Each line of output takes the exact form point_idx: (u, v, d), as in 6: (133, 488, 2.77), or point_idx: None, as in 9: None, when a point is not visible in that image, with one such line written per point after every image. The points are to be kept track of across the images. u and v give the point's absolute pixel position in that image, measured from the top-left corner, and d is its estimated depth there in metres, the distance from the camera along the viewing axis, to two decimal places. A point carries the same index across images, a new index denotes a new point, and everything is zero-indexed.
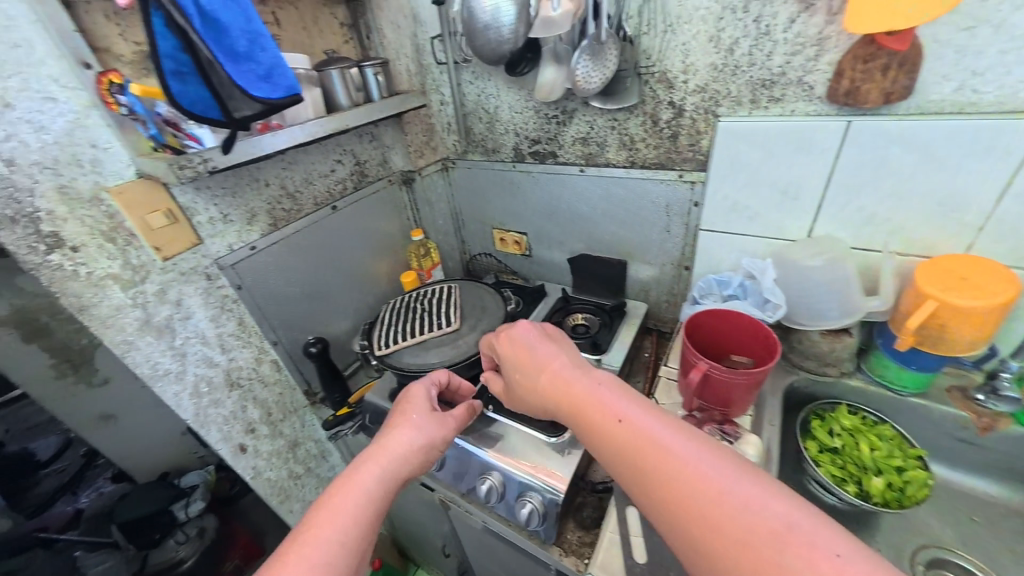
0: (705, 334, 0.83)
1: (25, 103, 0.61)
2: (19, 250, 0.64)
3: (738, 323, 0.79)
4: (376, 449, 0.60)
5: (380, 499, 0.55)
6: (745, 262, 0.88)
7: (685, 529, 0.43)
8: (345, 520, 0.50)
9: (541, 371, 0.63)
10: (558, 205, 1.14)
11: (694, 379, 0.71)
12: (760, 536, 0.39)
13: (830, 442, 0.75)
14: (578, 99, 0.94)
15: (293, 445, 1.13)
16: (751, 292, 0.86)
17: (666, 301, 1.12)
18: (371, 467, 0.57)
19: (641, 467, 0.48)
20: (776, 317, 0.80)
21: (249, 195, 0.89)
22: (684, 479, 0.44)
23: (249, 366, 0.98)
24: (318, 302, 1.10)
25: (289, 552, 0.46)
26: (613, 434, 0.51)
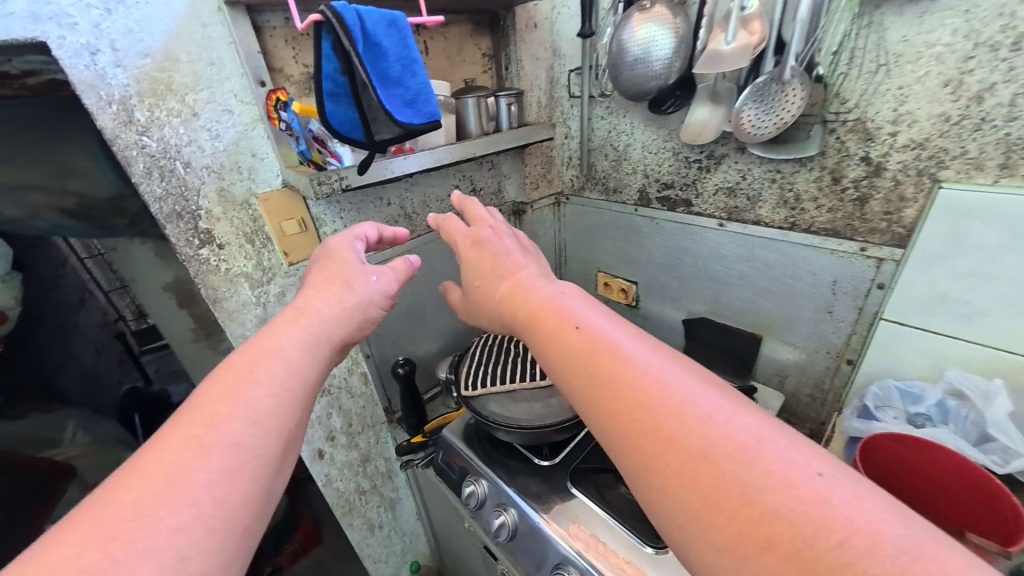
0: (879, 462, 0.63)
1: (208, 114, 0.67)
2: (180, 242, 0.70)
3: (937, 462, 0.59)
4: (294, 313, 0.52)
5: (303, 363, 0.47)
6: (949, 374, 0.66)
7: (635, 440, 0.37)
8: (256, 390, 0.42)
9: (502, 272, 0.61)
10: (683, 259, 1.00)
11: None
12: (720, 450, 0.33)
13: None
14: (732, 143, 0.81)
15: (365, 459, 1.12)
16: (955, 418, 0.65)
17: (808, 394, 0.90)
18: (286, 335, 0.48)
19: (591, 374, 0.42)
20: (1012, 468, 0.58)
21: (371, 212, 0.92)
22: (639, 385, 0.39)
23: (341, 375, 0.99)
24: (413, 322, 1.09)
25: (177, 437, 0.37)
26: (567, 340, 0.46)
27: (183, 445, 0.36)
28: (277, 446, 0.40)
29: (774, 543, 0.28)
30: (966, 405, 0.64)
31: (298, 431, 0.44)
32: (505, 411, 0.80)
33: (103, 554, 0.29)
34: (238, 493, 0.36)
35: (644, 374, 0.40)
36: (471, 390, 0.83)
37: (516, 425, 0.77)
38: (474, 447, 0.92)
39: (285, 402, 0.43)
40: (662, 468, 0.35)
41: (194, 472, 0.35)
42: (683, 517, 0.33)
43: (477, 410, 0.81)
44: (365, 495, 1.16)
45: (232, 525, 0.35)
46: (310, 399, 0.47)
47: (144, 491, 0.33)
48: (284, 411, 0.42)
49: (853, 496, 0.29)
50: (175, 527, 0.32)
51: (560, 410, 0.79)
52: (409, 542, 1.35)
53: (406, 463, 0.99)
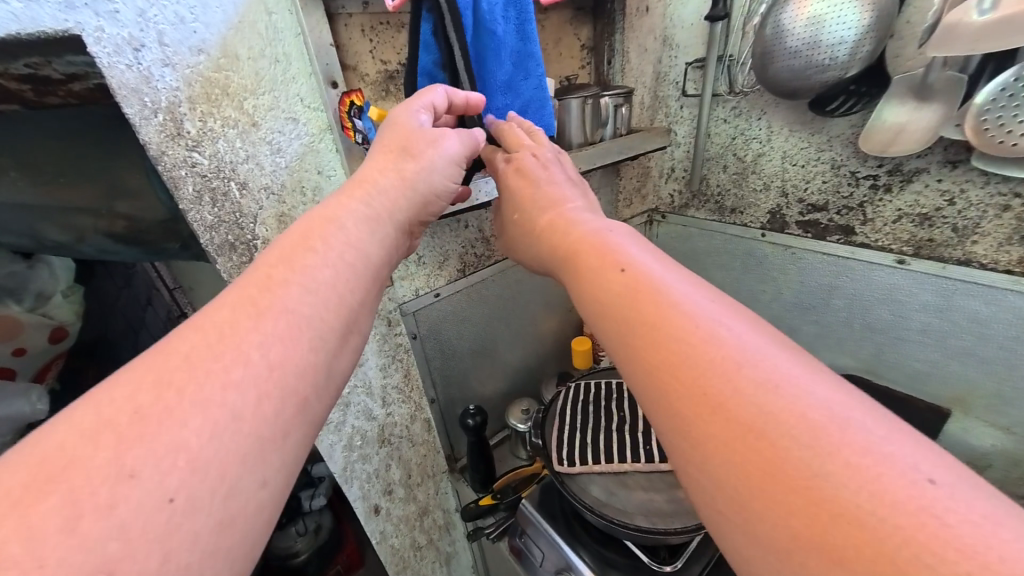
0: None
1: (270, 123, 0.54)
2: (232, 277, 0.59)
3: None
4: (370, 179, 0.44)
5: (367, 237, 0.40)
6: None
7: (683, 398, 0.27)
8: (309, 261, 0.35)
9: (537, 210, 0.49)
10: (830, 300, 0.78)
11: None
12: (787, 424, 0.23)
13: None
14: (937, 155, 0.59)
15: (423, 513, 0.97)
16: None
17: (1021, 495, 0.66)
18: (351, 204, 0.41)
19: (633, 314, 0.32)
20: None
21: (446, 237, 0.77)
22: (692, 338, 0.29)
23: (404, 422, 0.84)
24: (482, 359, 0.94)
25: (231, 299, 0.31)
26: (598, 275, 0.37)
27: (233, 305, 0.31)
28: (337, 323, 0.34)
29: (849, 557, 0.19)
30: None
31: (361, 314, 0.37)
32: (612, 499, 0.63)
33: (155, 400, 0.25)
34: (294, 361, 0.30)
35: (702, 323, 0.29)
36: (568, 466, 0.66)
37: (634, 527, 0.59)
38: (563, 530, 0.75)
39: (345, 276, 0.36)
40: (711, 437, 0.25)
41: (230, 337, 0.29)
42: (718, 497, 0.24)
43: (578, 496, 0.63)
44: (420, 551, 1.00)
45: (286, 394, 0.29)
46: (374, 280, 0.40)
47: (200, 344, 0.28)
48: (336, 290, 0.35)
49: (982, 517, 0.19)
50: (230, 383, 0.27)
51: (690, 508, 0.60)
52: None
53: (474, 532, 0.84)
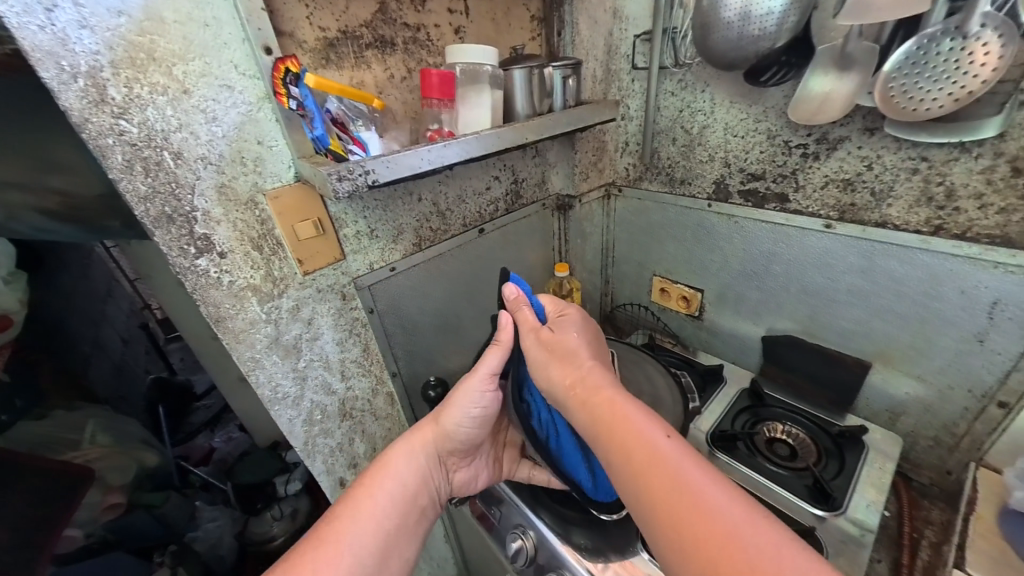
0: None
1: (202, 91, 0.53)
2: (171, 251, 0.57)
3: None
4: (418, 437, 0.64)
5: (402, 481, 0.60)
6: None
7: (653, 505, 0.39)
8: (367, 502, 0.57)
9: (555, 341, 0.56)
10: (771, 266, 0.82)
11: None
12: (726, 551, 0.34)
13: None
14: (858, 123, 0.63)
15: None
16: None
17: (929, 438, 0.71)
18: (398, 452, 0.63)
19: (615, 440, 0.44)
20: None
21: (400, 210, 0.77)
22: (646, 450, 0.42)
23: (366, 396, 0.85)
24: (444, 333, 0.95)
25: (319, 535, 0.52)
26: (594, 400, 0.48)
27: (318, 540, 0.51)
28: (371, 557, 0.53)
29: None
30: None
31: (397, 541, 0.56)
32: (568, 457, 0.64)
33: None
34: None
35: (654, 439, 0.43)
36: None
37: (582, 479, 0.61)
38: (521, 491, 0.78)
39: (390, 512, 0.57)
40: (668, 527, 0.38)
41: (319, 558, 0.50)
42: None
43: None
44: None
45: None
46: (412, 517, 0.59)
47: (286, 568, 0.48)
48: (382, 524, 0.56)
49: None
50: None
51: None
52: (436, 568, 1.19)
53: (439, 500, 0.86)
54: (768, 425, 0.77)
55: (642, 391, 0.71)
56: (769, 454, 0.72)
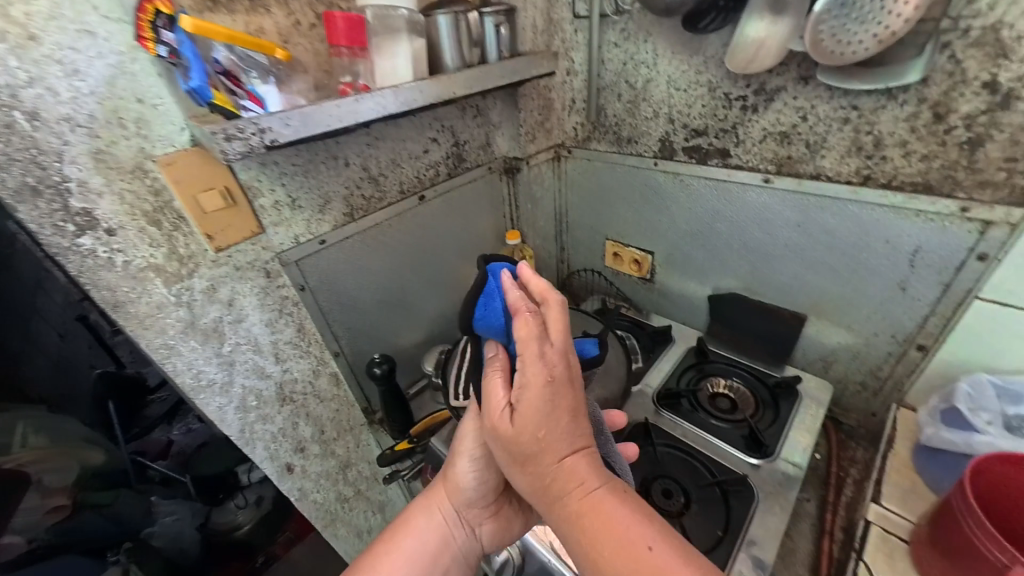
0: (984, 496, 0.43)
1: (54, 37, 0.45)
2: (44, 229, 0.50)
3: None
4: (437, 491, 0.61)
5: (420, 541, 0.57)
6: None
7: None
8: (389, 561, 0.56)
9: (517, 428, 0.40)
10: (715, 225, 0.80)
11: None
12: None
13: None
14: (793, 71, 0.61)
15: (345, 467, 0.95)
16: None
17: (857, 384, 0.73)
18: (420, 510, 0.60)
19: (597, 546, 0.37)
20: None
21: (325, 176, 0.71)
22: (632, 558, 0.35)
23: (308, 378, 0.81)
24: (387, 308, 0.90)
25: None
26: (576, 508, 0.39)
27: None
28: None
29: None
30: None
31: None
32: None
33: None
34: None
35: (640, 543, 0.36)
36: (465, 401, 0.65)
37: None
38: None
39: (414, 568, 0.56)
40: None
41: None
42: None
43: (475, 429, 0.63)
44: (348, 505, 0.98)
45: None
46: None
47: None
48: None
49: None
50: None
51: None
52: None
53: (391, 477, 0.83)
54: (711, 381, 0.78)
55: None
56: (710, 408, 0.74)
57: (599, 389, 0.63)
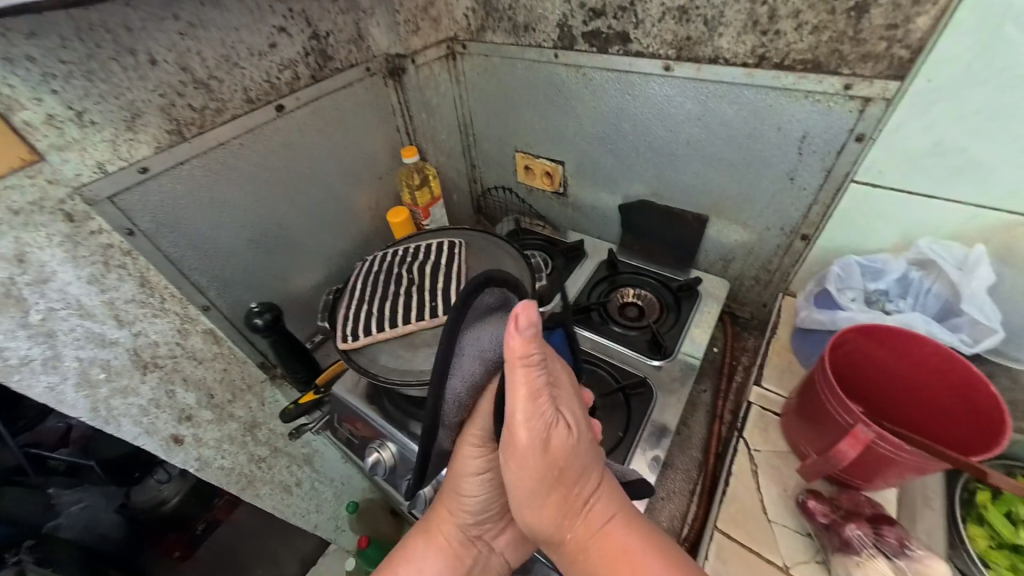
0: (840, 365, 0.46)
1: None
2: None
3: (900, 355, 0.43)
4: (437, 519, 0.50)
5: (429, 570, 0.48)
6: (923, 243, 0.49)
7: None
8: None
9: (562, 442, 0.37)
10: (620, 125, 0.72)
11: (847, 452, 0.40)
12: None
13: (1016, 538, 0.43)
14: None
15: (251, 427, 0.85)
16: (919, 292, 0.51)
17: (752, 279, 0.73)
18: (425, 531, 0.50)
19: None
20: (981, 348, 0.44)
21: (123, 78, 0.53)
22: None
23: (172, 340, 0.68)
24: (257, 250, 0.76)
25: None
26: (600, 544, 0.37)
27: None
28: None
29: None
30: (933, 275, 0.49)
31: None
32: (400, 364, 0.55)
33: None
34: None
35: None
36: (353, 341, 0.57)
37: (420, 381, 0.53)
38: (377, 406, 0.71)
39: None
40: None
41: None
42: None
43: (365, 368, 0.55)
44: (267, 464, 0.91)
45: None
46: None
47: None
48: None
49: None
50: None
51: None
52: (349, 487, 1.14)
53: (294, 432, 0.78)
54: (620, 292, 0.75)
55: (482, 278, 0.63)
56: (618, 318, 0.72)
57: None
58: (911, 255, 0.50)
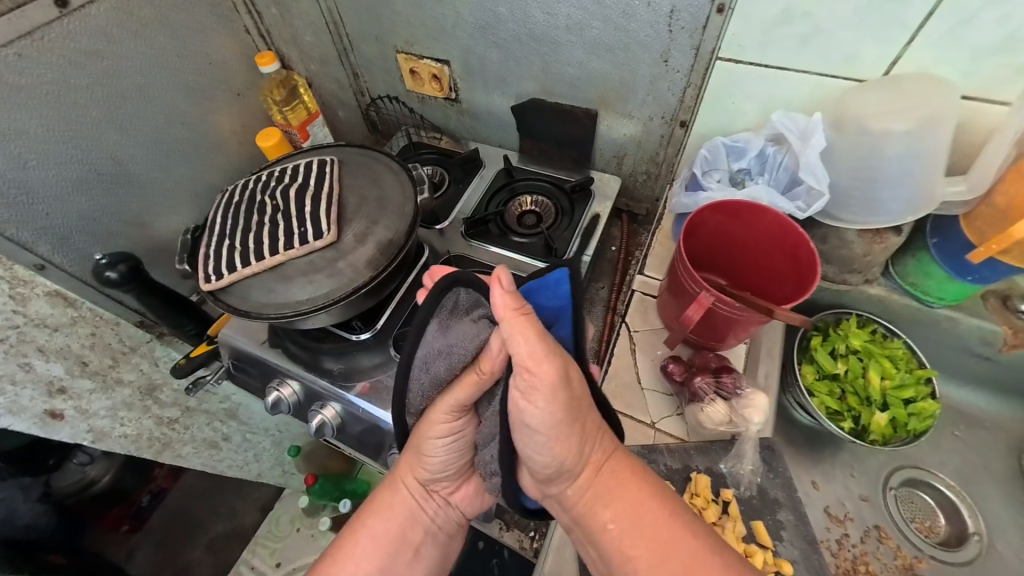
0: (700, 241, 0.49)
1: None
2: None
3: (749, 224, 0.46)
4: (401, 469, 0.47)
5: (388, 518, 0.45)
6: (774, 117, 0.50)
7: None
8: (348, 548, 0.42)
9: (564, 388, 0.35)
10: (497, 9, 0.62)
11: (692, 316, 0.44)
12: None
13: (834, 369, 0.52)
14: None
15: (150, 391, 0.79)
16: (773, 167, 0.54)
17: (645, 173, 0.73)
18: (388, 480, 0.47)
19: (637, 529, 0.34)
20: (811, 212, 0.48)
21: None
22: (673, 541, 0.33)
23: (5, 307, 0.58)
24: (90, 192, 0.64)
25: None
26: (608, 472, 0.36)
27: None
28: None
29: None
30: (784, 149, 0.52)
31: None
32: (275, 297, 0.53)
33: None
34: None
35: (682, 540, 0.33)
36: (217, 281, 0.54)
37: (296, 313, 0.52)
38: (273, 347, 0.67)
39: (373, 556, 0.42)
40: None
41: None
42: None
43: (237, 307, 0.53)
44: (181, 425, 0.86)
45: None
46: (402, 564, 0.43)
47: None
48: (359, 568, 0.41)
49: None
50: None
51: (350, 276, 0.53)
52: (287, 434, 1.12)
53: (192, 386, 0.76)
54: (517, 202, 0.74)
55: (357, 197, 0.58)
56: (516, 228, 0.71)
57: (377, 231, 0.56)
58: (767, 131, 0.53)
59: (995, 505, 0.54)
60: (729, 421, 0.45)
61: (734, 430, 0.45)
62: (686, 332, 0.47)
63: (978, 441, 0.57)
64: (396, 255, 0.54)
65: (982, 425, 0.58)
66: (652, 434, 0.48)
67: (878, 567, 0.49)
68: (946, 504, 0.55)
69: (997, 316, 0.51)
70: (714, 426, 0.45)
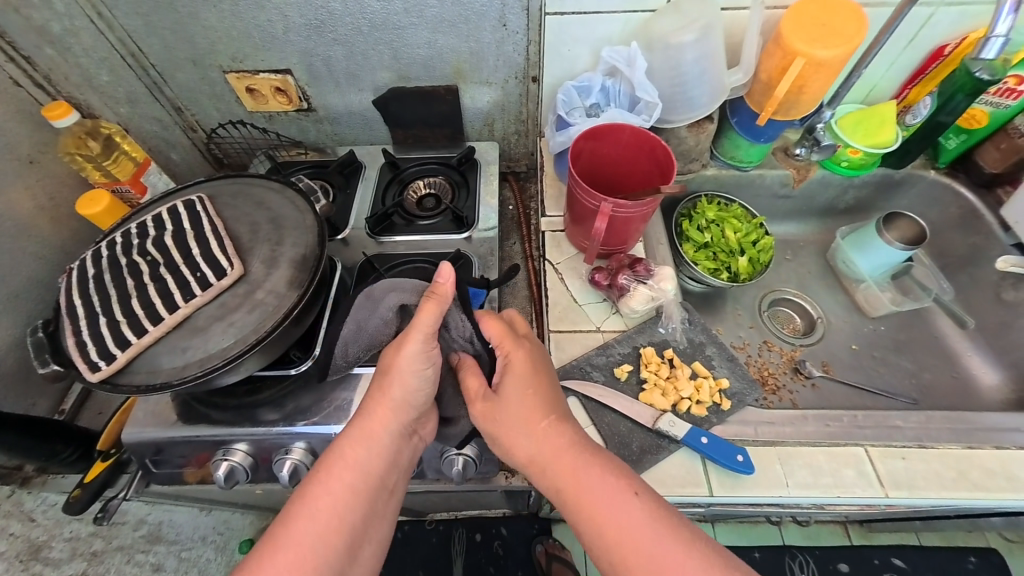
0: (584, 168, 0.60)
1: None
2: None
3: (617, 142, 0.57)
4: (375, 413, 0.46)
5: (372, 452, 0.45)
6: (604, 54, 0.61)
7: (613, 546, 0.39)
8: (322, 489, 0.42)
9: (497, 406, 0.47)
10: (329, 5, 0.61)
11: (598, 228, 0.53)
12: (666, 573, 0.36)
13: (704, 238, 0.67)
14: None
15: (37, 550, 0.61)
16: (616, 95, 0.65)
17: (515, 134, 0.81)
18: (357, 432, 0.45)
19: (576, 494, 0.41)
20: (654, 120, 0.60)
21: None
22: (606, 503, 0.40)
23: None
24: None
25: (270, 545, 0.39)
26: (552, 466, 0.43)
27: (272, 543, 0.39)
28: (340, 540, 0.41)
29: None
30: (618, 78, 0.64)
31: (368, 520, 0.43)
32: (194, 354, 0.47)
33: None
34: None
35: (618, 498, 0.40)
36: (109, 365, 0.46)
37: (226, 361, 0.47)
38: (198, 419, 0.59)
39: (353, 503, 0.42)
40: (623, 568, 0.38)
41: (279, 559, 0.38)
42: None
43: (148, 382, 0.46)
44: None
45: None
46: (381, 503, 0.44)
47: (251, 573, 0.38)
48: (345, 519, 0.41)
49: None
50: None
51: (274, 302, 0.50)
52: (231, 531, 0.88)
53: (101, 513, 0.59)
54: (411, 190, 0.76)
55: (252, 225, 0.55)
56: (418, 213, 0.73)
57: (286, 249, 0.53)
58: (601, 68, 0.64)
59: (823, 296, 0.76)
60: (652, 298, 0.55)
61: (657, 305, 0.56)
62: (599, 244, 0.56)
63: (800, 258, 0.79)
64: (317, 267, 0.52)
65: (800, 247, 0.80)
66: (603, 335, 0.57)
67: (774, 367, 0.68)
68: (797, 308, 0.76)
69: (785, 164, 0.71)
70: (644, 306, 0.55)
